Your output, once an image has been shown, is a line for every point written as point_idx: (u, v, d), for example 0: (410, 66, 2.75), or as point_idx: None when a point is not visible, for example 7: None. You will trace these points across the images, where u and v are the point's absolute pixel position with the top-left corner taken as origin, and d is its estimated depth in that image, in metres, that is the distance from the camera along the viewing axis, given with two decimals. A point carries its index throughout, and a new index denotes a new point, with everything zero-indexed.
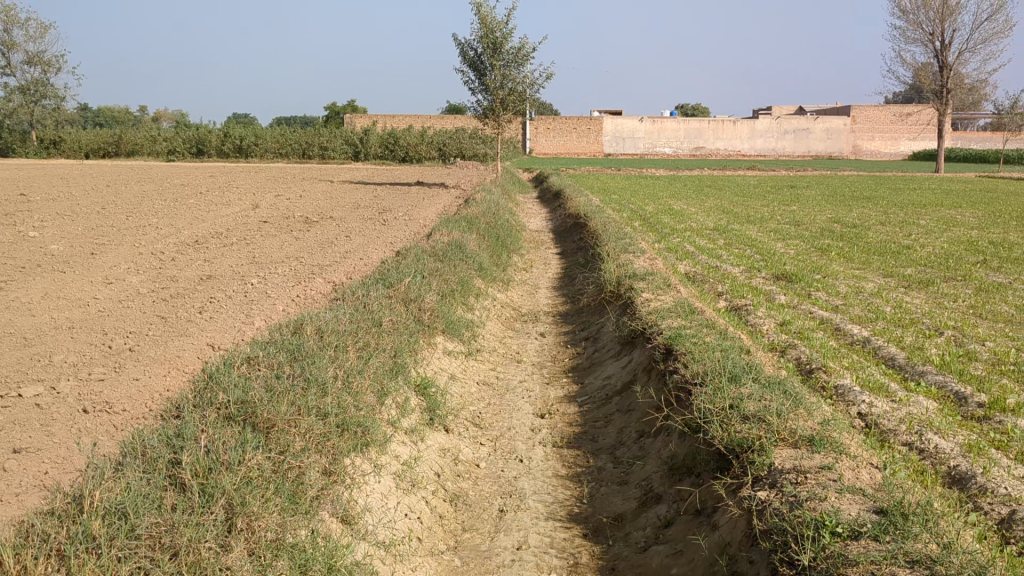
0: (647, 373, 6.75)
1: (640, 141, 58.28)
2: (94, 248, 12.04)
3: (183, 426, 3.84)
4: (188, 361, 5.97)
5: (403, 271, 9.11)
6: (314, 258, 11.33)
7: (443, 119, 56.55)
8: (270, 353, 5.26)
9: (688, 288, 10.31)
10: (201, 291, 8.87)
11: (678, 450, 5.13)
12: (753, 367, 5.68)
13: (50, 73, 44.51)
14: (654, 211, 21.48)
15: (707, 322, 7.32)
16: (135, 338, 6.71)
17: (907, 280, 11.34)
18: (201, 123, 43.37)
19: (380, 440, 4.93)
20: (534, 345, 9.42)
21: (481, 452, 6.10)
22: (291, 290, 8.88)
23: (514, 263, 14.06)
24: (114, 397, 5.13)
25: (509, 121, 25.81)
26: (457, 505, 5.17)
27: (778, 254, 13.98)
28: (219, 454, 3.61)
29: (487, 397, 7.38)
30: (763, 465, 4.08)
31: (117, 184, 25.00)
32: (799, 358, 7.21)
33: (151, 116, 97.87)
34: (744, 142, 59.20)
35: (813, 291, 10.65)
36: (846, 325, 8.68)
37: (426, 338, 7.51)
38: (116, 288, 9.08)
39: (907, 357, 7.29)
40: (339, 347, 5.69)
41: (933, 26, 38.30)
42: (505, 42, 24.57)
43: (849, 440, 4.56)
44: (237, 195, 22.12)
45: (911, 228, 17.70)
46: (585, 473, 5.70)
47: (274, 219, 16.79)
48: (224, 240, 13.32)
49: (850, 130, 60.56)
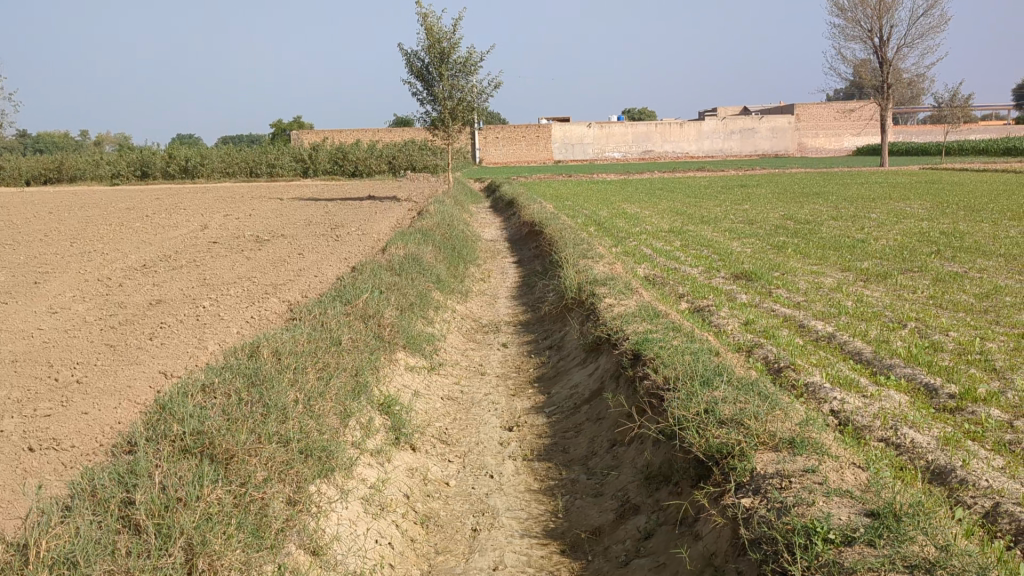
0: (615, 380, 6.62)
1: (589, 147, 58.54)
2: (37, 277, 11.66)
3: (135, 461, 3.61)
4: (140, 390, 5.71)
5: (360, 287, 8.89)
6: (267, 278, 11.07)
7: (392, 132, 56.23)
8: (225, 379, 5.02)
9: (649, 291, 10.22)
10: (151, 317, 8.58)
11: (653, 459, 4.99)
12: (724, 369, 5.58)
13: None
14: (608, 215, 21.45)
15: (673, 325, 7.21)
16: (83, 369, 6.43)
17: (865, 273, 11.36)
18: (145, 145, 42.60)
19: (345, 464, 4.73)
20: (497, 356, 9.26)
21: (450, 470, 5.92)
22: (245, 311, 8.62)
23: (471, 274, 13.90)
24: (61, 433, 4.87)
25: (459, 131, 25.67)
26: (429, 526, 4.98)
27: (735, 253, 13.99)
28: (176, 491, 3.39)
29: (452, 412, 7.20)
30: (745, 470, 3.95)
31: (60, 211, 24.44)
32: (767, 357, 7.13)
33: (90, 138, 96.40)
34: (692, 144, 59.56)
35: (773, 288, 10.63)
36: (810, 321, 8.64)
37: (387, 354, 7.32)
38: (62, 317, 8.75)
39: (874, 351, 7.23)
40: (298, 369, 5.48)
41: (871, 23, 38.86)
42: (452, 52, 24.47)
43: (827, 439, 4.45)
44: (185, 217, 21.68)
45: (863, 222, 17.86)
46: (558, 486, 5.54)
47: (224, 240, 16.45)
48: (173, 263, 12.98)
49: (795, 128, 61.34)
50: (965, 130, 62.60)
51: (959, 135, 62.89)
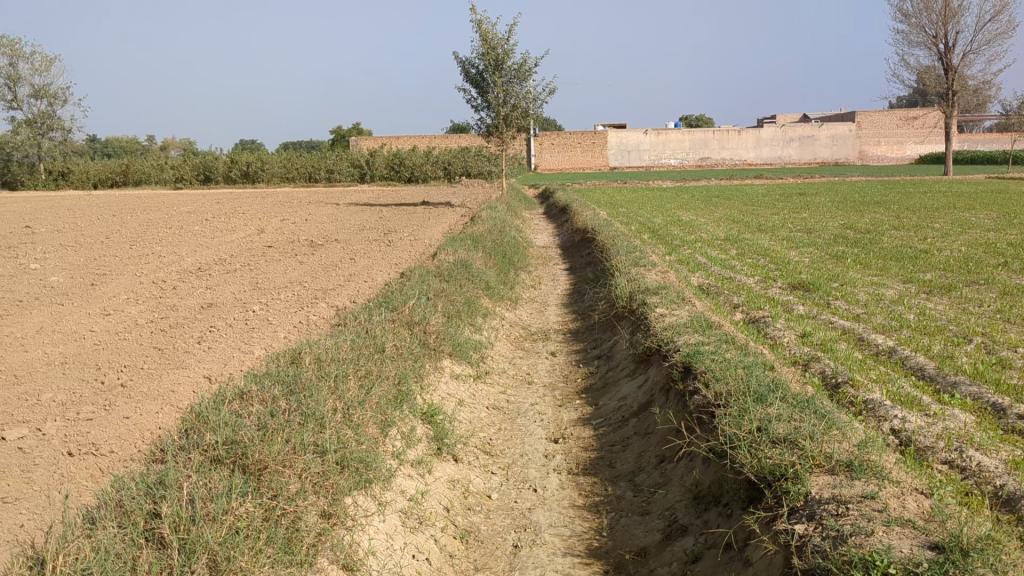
0: (664, 393, 6.42)
1: (645, 154, 58.19)
2: (94, 278, 11.79)
3: (165, 471, 3.53)
4: (182, 395, 5.65)
5: (408, 293, 8.80)
6: (318, 283, 11.05)
7: (449, 138, 56.43)
8: (264, 387, 4.93)
9: (703, 300, 9.99)
10: (201, 320, 8.57)
11: (703, 478, 4.80)
12: (779, 385, 5.36)
13: (57, 105, 44.42)
14: (664, 222, 21.17)
15: (727, 337, 6.99)
16: (129, 372, 6.40)
17: (928, 286, 10.98)
18: (207, 149, 43.39)
19: (384, 476, 4.61)
20: (545, 364, 9.10)
21: (493, 482, 5.78)
22: (294, 316, 8.58)
23: (522, 280, 13.78)
24: (100, 437, 4.81)
25: (514, 137, 25.58)
26: (468, 542, 4.83)
27: (792, 262, 13.68)
28: (205, 504, 3.29)
29: (498, 422, 7.06)
30: (799, 494, 3.75)
31: (123, 213, 24.86)
32: (824, 372, 6.87)
33: (157, 142, 98.90)
34: (750, 151, 58.78)
35: (832, 299, 10.33)
36: (870, 335, 8.35)
37: (432, 362, 7.21)
38: (114, 319, 8.78)
39: (937, 367, 6.94)
40: (339, 376, 5.38)
41: (936, 29, 37.98)
42: (507, 58, 24.38)
43: (889, 463, 4.21)
44: (242, 220, 21.91)
45: (927, 232, 17.37)
46: (603, 503, 5.36)
47: (279, 244, 16.52)
48: (227, 267, 13.04)
49: (856, 135, 60.37)
50: None
51: None
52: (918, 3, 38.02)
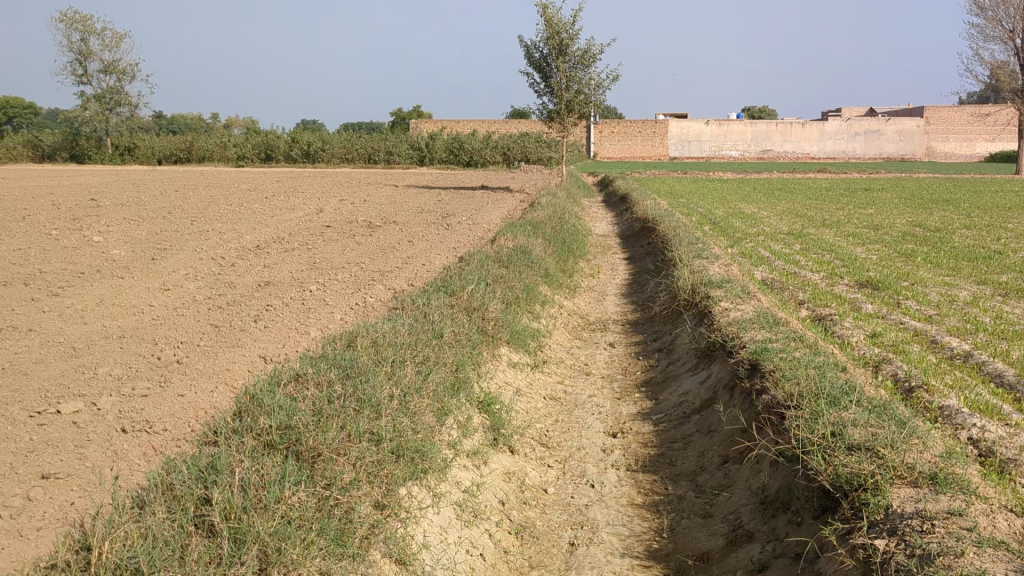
0: (729, 391, 6.20)
1: (706, 144, 57.04)
2: (155, 253, 11.84)
3: (217, 454, 3.43)
4: (237, 374, 5.58)
5: (467, 278, 8.67)
6: (376, 264, 10.98)
7: (508, 124, 56.25)
8: (319, 369, 4.82)
9: (767, 296, 9.72)
10: (259, 298, 8.53)
11: (771, 482, 4.58)
12: (854, 388, 5.11)
13: (125, 81, 45.04)
14: (725, 214, 20.79)
15: (796, 334, 6.73)
16: (185, 349, 6.36)
17: (1004, 288, 10.54)
18: (270, 128, 43.80)
19: (439, 467, 4.48)
20: (603, 355, 8.91)
21: (550, 476, 5.62)
22: (351, 297, 8.50)
23: (580, 269, 13.59)
24: (154, 415, 4.75)
25: (575, 124, 25.32)
26: (524, 538, 4.68)
27: (860, 259, 13.29)
28: (257, 491, 3.17)
29: (554, 414, 6.90)
30: (879, 507, 3.55)
31: (186, 189, 25.15)
32: (896, 375, 6.59)
33: (220, 122, 100.24)
34: (814, 145, 57.79)
35: (902, 298, 9.98)
36: (943, 337, 8.01)
37: (489, 350, 7.07)
38: (173, 294, 8.79)
39: (1017, 374, 6.63)
40: (396, 362, 5.25)
41: (1013, 23, 36.76)
42: (572, 44, 24.10)
43: (973, 476, 3.97)
44: (302, 200, 21.97)
45: (1000, 232, 16.79)
46: (663, 503, 5.17)
47: (338, 224, 16.50)
48: (285, 245, 13.04)
49: (924, 131, 58.97)
50: None
51: None
52: None
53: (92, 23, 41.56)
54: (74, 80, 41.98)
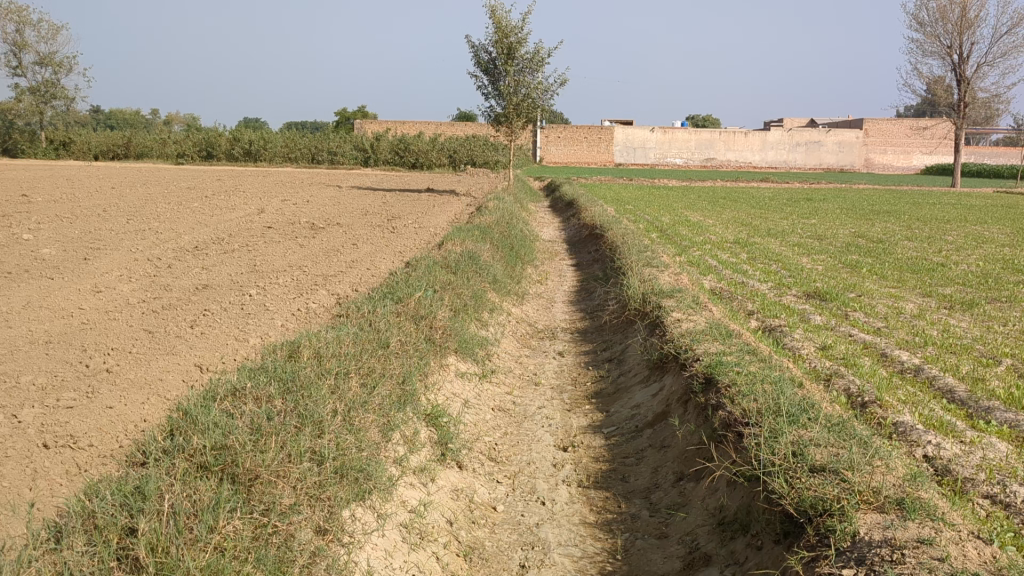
0: (682, 405, 6.07)
1: (650, 151, 57.40)
2: (87, 253, 11.38)
3: (147, 476, 3.17)
4: (172, 385, 5.29)
5: (413, 284, 8.42)
6: (319, 268, 10.68)
7: (455, 127, 55.98)
8: (258, 382, 4.55)
9: (717, 306, 9.63)
10: (196, 303, 8.19)
11: (728, 503, 4.45)
12: (811, 405, 5.00)
13: (61, 74, 43.86)
14: (672, 222, 20.78)
15: (750, 347, 6.63)
16: (116, 356, 6.03)
17: (948, 301, 10.62)
18: (211, 125, 42.93)
19: (385, 487, 4.26)
20: (552, 365, 8.73)
21: (498, 493, 5.42)
22: (293, 303, 8.20)
23: (528, 275, 13.42)
24: (79, 429, 4.43)
25: (522, 128, 25.19)
26: (472, 560, 4.47)
27: (806, 269, 13.33)
28: (188, 520, 2.91)
29: (503, 426, 6.70)
30: (846, 534, 3.43)
31: (124, 186, 24.47)
32: (849, 390, 6.53)
33: (162, 119, 98.43)
34: (755, 154, 58.55)
35: (849, 310, 9.98)
36: (893, 351, 7.99)
37: (436, 359, 6.84)
38: (105, 297, 8.40)
39: (968, 390, 6.60)
40: (340, 374, 5.01)
41: (950, 39, 37.56)
42: (520, 47, 23.96)
43: (938, 500, 3.87)
44: (243, 199, 21.49)
45: (940, 244, 17.03)
46: (617, 521, 5.00)
47: (280, 225, 16.12)
48: (224, 247, 12.64)
49: (863, 143, 60.09)
50: None
51: None
52: (934, 12, 37.60)
53: (26, 13, 40.36)
54: (7, 71, 40.72)
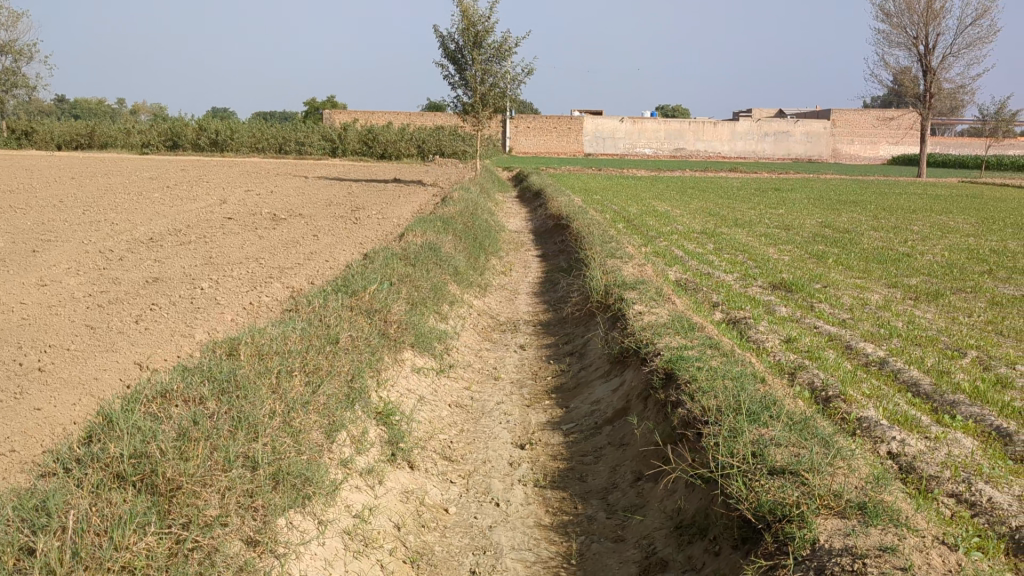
0: (642, 401, 5.89)
1: (620, 141, 57.27)
2: (37, 244, 11.03)
3: (53, 489, 2.95)
4: (106, 384, 5.01)
5: (369, 277, 8.19)
6: (275, 260, 10.42)
7: (424, 116, 55.56)
8: (191, 383, 4.31)
9: (681, 298, 9.47)
10: (144, 297, 7.88)
11: (686, 505, 4.27)
12: (773, 401, 4.84)
13: (21, 62, 42.95)
14: (640, 212, 20.65)
15: (712, 340, 6.46)
16: (52, 353, 5.75)
17: (914, 292, 10.55)
18: (176, 115, 42.21)
19: (326, 491, 4.04)
20: (513, 359, 8.53)
21: (451, 494, 5.21)
22: (245, 297, 7.93)
23: (492, 266, 13.21)
24: (2, 432, 4.16)
25: (490, 117, 24.93)
26: (420, 567, 4.25)
27: (773, 260, 13.25)
28: (92, 542, 2.69)
29: (459, 423, 6.50)
30: (805, 541, 3.26)
31: (82, 176, 23.92)
32: (814, 383, 6.38)
33: (128, 108, 97.04)
34: (725, 144, 58.59)
35: (815, 301, 9.86)
36: (858, 343, 7.86)
37: (391, 354, 6.61)
38: (49, 291, 8.08)
39: (934, 383, 6.48)
40: (282, 373, 4.78)
41: (917, 30, 37.71)
42: (487, 36, 23.70)
43: (902, 502, 3.72)
44: (205, 190, 21.08)
45: (906, 234, 17.03)
46: (573, 524, 4.81)
47: (240, 216, 15.78)
48: (180, 238, 12.32)
49: (830, 133, 60.40)
50: (1007, 145, 61.09)
51: (1001, 150, 61.04)
52: (901, 3, 37.68)
53: None
54: None
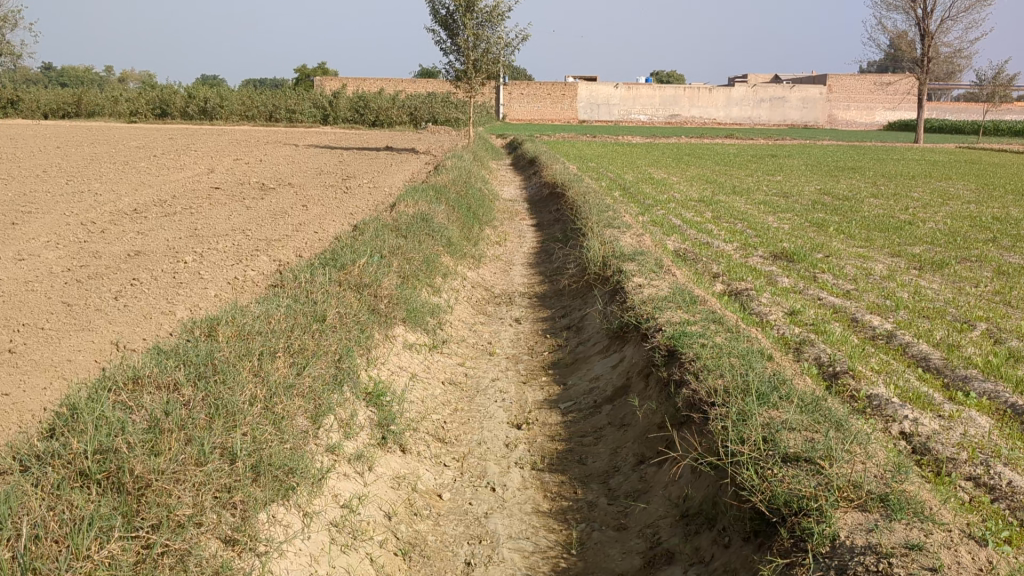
0: (644, 379, 5.65)
1: (615, 108, 56.76)
2: (16, 216, 10.71)
3: (7, 491, 2.73)
4: (79, 368, 4.75)
5: (358, 250, 7.92)
6: (262, 232, 10.13)
7: (416, 83, 54.95)
8: (165, 369, 4.06)
9: (681, 269, 9.22)
10: (124, 271, 7.60)
11: (693, 492, 4.05)
12: (783, 381, 4.59)
13: (6, 30, 42.19)
14: (635, 180, 20.34)
15: (715, 315, 6.21)
16: (25, 333, 5.48)
17: (918, 261, 10.30)
18: (165, 83, 41.59)
19: (310, 482, 3.79)
20: (508, 333, 8.28)
21: (444, 479, 4.98)
22: (229, 271, 7.66)
23: (486, 236, 12.93)
24: None
25: (482, 84, 24.53)
26: (411, 559, 4.02)
27: (772, 228, 12.98)
28: (43, 558, 2.47)
29: (453, 402, 6.26)
30: (825, 536, 3.04)
31: (67, 145, 23.53)
32: (820, 358, 6.15)
33: (115, 76, 95.86)
34: (719, 110, 58.04)
35: (818, 272, 9.60)
36: (864, 316, 7.62)
37: (381, 331, 6.36)
38: (27, 266, 7.79)
39: (944, 357, 6.27)
40: (265, 355, 4.53)
41: None
42: (479, 0, 23.20)
43: (924, 492, 3.49)
44: (193, 159, 20.70)
45: (907, 201, 16.76)
46: (573, 510, 4.59)
47: (228, 186, 15.48)
48: (166, 209, 12.01)
49: (826, 99, 59.93)
50: (1004, 110, 60.71)
51: (997, 115, 60.67)
52: None
53: None
54: None
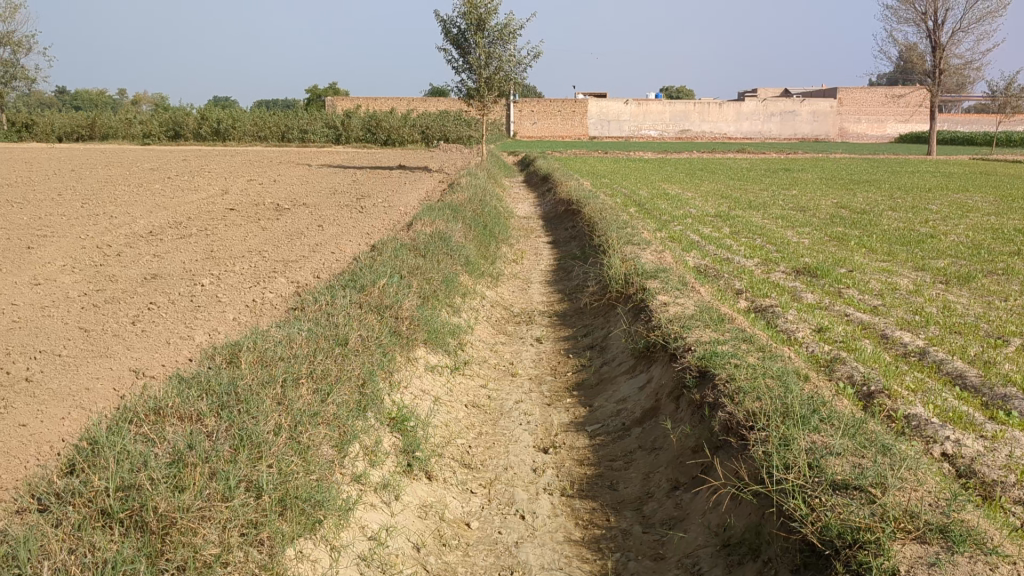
0: (674, 401, 5.50)
1: (625, 124, 56.70)
2: (32, 241, 10.64)
3: (25, 535, 2.61)
4: (97, 397, 4.64)
5: (377, 271, 7.80)
6: (279, 253, 10.04)
7: (427, 102, 55.02)
8: (186, 399, 3.93)
9: (703, 286, 9.06)
10: (141, 295, 7.50)
11: (735, 521, 3.90)
12: (822, 403, 4.44)
13: (21, 55, 42.44)
14: (650, 196, 20.18)
15: (745, 333, 6.05)
16: (42, 360, 5.37)
17: (943, 275, 10.12)
18: (178, 105, 41.74)
19: (337, 514, 3.65)
20: (530, 353, 8.14)
21: (472, 506, 4.83)
22: (247, 294, 7.56)
23: (503, 254, 12.80)
24: None
25: (494, 101, 24.46)
26: None
27: (792, 243, 12.81)
28: None
29: (477, 425, 6.11)
30: (884, 571, 2.89)
31: (82, 168, 23.58)
32: (853, 377, 5.99)
33: (127, 99, 96.40)
34: (729, 125, 57.90)
35: (842, 288, 9.42)
36: (894, 332, 7.44)
37: (403, 353, 6.23)
38: (42, 291, 7.69)
39: (981, 375, 6.09)
40: (289, 382, 4.40)
41: (925, 6, 37.08)
42: (490, 18, 23.19)
43: (979, 519, 3.33)
44: (206, 180, 20.67)
45: (926, 214, 16.55)
46: (606, 538, 4.43)
47: (242, 207, 15.40)
48: (181, 231, 11.94)
49: (837, 112, 59.73)
50: (1017, 120, 60.37)
51: (1010, 126, 60.33)
52: None
53: None
54: None
